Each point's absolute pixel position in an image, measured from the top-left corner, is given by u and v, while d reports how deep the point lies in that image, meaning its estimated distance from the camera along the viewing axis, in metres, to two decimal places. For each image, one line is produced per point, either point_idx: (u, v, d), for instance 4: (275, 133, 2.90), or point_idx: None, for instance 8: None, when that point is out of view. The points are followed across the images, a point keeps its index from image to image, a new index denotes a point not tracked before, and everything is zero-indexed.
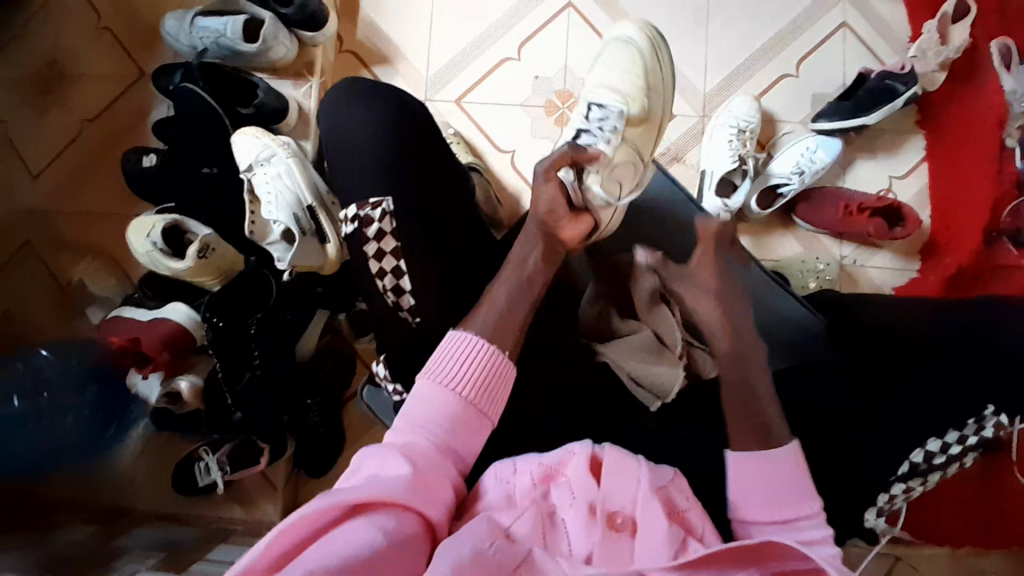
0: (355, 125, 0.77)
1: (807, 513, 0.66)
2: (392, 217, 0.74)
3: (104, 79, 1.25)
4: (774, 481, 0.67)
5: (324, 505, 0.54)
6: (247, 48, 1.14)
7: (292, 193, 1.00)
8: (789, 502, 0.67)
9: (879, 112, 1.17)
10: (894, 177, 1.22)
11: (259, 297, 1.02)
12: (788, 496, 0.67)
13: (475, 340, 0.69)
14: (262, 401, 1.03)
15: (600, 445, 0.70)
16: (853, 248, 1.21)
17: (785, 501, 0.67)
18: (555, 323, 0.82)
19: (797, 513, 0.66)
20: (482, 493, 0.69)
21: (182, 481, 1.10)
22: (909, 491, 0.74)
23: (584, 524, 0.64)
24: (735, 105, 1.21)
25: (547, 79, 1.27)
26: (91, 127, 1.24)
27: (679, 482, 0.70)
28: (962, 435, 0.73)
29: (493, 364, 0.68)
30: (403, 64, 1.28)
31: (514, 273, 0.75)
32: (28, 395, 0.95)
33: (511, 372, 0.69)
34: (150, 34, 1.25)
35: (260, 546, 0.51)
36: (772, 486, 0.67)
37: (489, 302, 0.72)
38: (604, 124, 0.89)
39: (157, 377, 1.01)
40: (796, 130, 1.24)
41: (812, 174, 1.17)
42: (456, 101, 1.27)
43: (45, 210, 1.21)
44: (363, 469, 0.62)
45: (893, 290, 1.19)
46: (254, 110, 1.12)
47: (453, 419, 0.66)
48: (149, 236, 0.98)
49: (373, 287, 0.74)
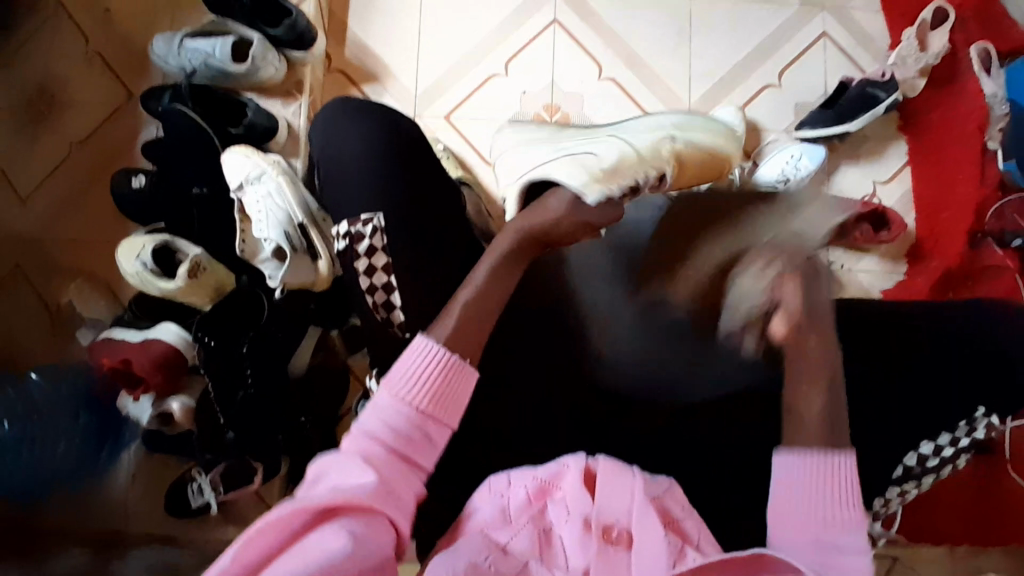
0: (346, 142, 0.77)
1: (851, 524, 0.66)
2: (383, 233, 0.74)
3: (94, 102, 1.25)
4: (824, 489, 0.67)
5: (289, 514, 0.57)
6: (236, 68, 1.15)
7: (283, 211, 1.00)
8: (835, 509, 0.66)
9: (860, 120, 1.19)
10: (877, 182, 1.24)
11: (251, 315, 1.02)
12: (835, 508, 0.66)
13: (432, 346, 0.67)
14: (253, 421, 1.01)
15: (594, 457, 0.71)
16: (842, 252, 1.22)
17: (827, 509, 0.66)
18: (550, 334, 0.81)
19: (845, 523, 0.65)
20: (476, 509, 0.69)
21: (175, 502, 1.07)
22: (903, 494, 0.75)
23: (579, 539, 0.65)
24: (722, 114, 1.23)
25: (535, 94, 1.29)
26: (82, 151, 1.24)
27: (675, 492, 0.71)
28: (955, 437, 0.74)
29: (449, 372, 0.67)
30: (393, 82, 1.30)
31: (492, 273, 0.72)
32: (20, 420, 0.96)
33: (468, 379, 0.68)
34: (139, 58, 1.26)
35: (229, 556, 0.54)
36: (827, 496, 0.66)
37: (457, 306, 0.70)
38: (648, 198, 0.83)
39: (147, 399, 1.00)
40: (781, 139, 1.26)
41: (797, 181, 1.19)
42: (445, 117, 1.29)
43: (35, 236, 1.21)
44: (325, 478, 0.62)
45: (882, 293, 1.21)
46: (244, 129, 1.13)
47: (410, 427, 0.65)
48: (140, 256, 0.97)
49: (365, 303, 0.75)
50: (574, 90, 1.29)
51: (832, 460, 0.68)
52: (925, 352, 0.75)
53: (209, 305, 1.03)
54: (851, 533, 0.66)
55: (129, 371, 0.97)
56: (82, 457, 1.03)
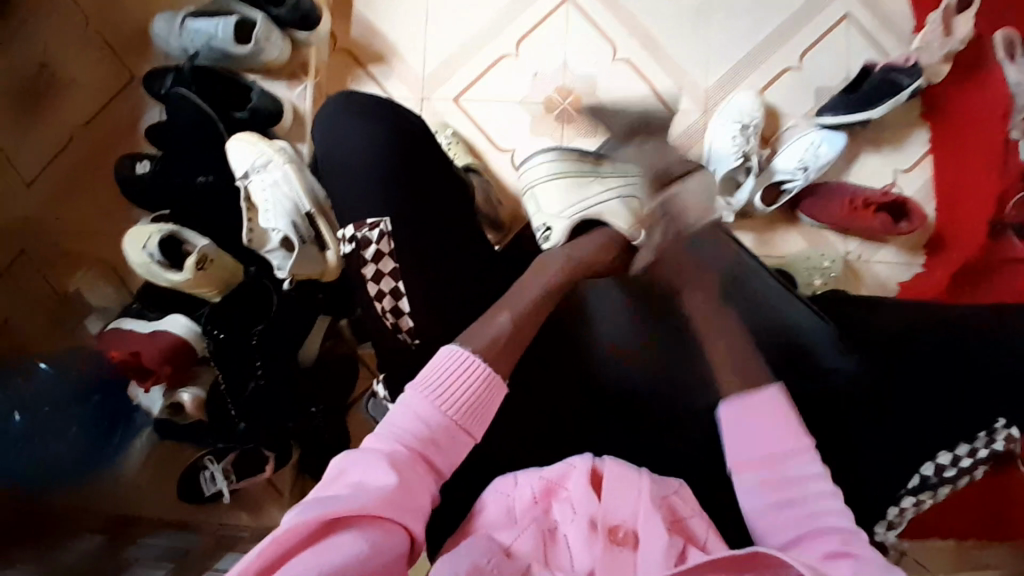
0: (351, 138, 0.76)
1: (795, 450, 0.66)
2: (391, 238, 0.73)
3: (96, 82, 1.23)
4: (761, 424, 0.67)
5: (316, 518, 0.53)
6: (239, 49, 1.12)
7: (290, 201, 0.98)
8: (777, 439, 0.66)
9: (884, 106, 1.15)
10: (899, 170, 1.21)
11: (260, 307, 1.03)
12: (775, 437, 0.67)
13: (468, 356, 0.63)
14: (262, 412, 1.02)
15: (600, 458, 0.71)
16: (857, 244, 1.20)
17: (770, 441, 0.67)
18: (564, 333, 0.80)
19: (784, 449, 0.66)
20: (483, 507, 0.70)
21: (188, 490, 1.09)
22: (919, 504, 0.72)
23: (584, 538, 0.65)
24: (738, 100, 1.20)
25: (547, 76, 1.25)
26: (86, 133, 1.22)
27: (684, 492, 0.71)
28: (973, 448, 0.72)
29: (484, 388, 0.63)
30: (400, 63, 1.26)
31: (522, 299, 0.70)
32: (28, 409, 0.96)
33: (500, 394, 0.64)
34: (140, 36, 1.23)
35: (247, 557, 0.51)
36: (762, 429, 0.67)
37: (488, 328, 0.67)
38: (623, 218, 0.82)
39: (158, 390, 1.01)
40: (800, 125, 1.23)
41: (817, 169, 1.16)
42: (454, 100, 1.25)
43: (42, 217, 1.20)
44: (347, 476, 0.58)
45: (898, 288, 1.18)
46: (249, 114, 1.11)
47: (437, 436, 0.61)
48: (146, 246, 0.96)
49: (374, 309, 0.73)
50: (587, 72, 1.25)
51: (750, 398, 0.68)
52: (938, 360, 0.74)
53: (217, 296, 1.01)
54: (802, 461, 0.66)
55: (139, 364, 0.97)
56: (95, 441, 1.03)
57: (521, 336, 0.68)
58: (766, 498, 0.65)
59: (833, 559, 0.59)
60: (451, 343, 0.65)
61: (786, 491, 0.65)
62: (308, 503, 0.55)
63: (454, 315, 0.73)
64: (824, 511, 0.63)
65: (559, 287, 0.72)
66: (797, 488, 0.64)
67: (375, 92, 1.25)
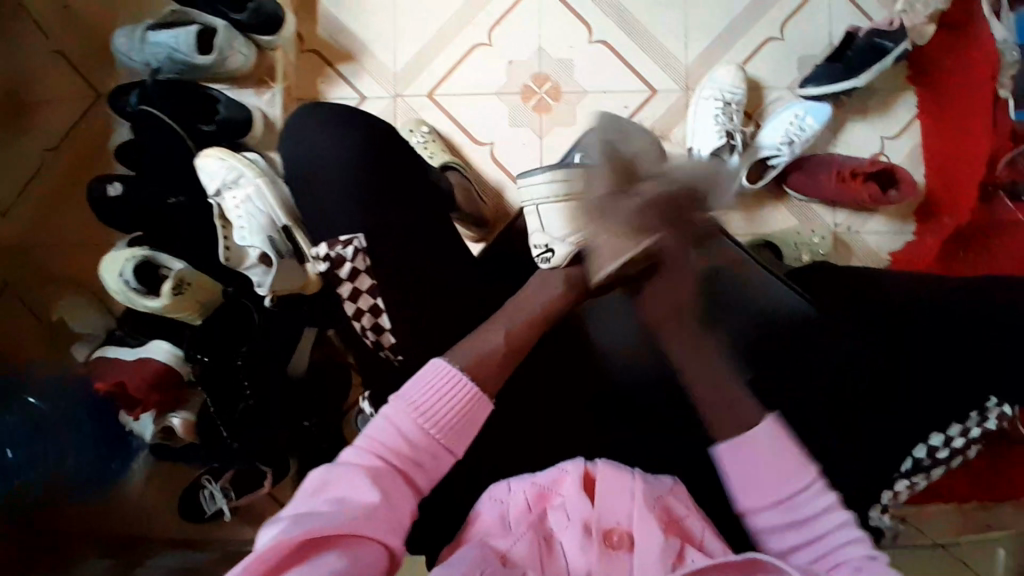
0: (316, 154, 0.73)
1: (802, 487, 0.61)
2: (365, 255, 0.70)
3: (60, 103, 1.19)
4: (764, 467, 0.62)
5: (299, 536, 0.51)
6: (202, 60, 1.08)
7: (264, 215, 0.96)
8: (784, 478, 0.61)
9: (869, 74, 1.12)
10: (885, 138, 1.18)
11: (244, 327, 1.02)
12: (781, 475, 0.61)
13: (450, 368, 0.62)
14: (256, 430, 1.02)
15: (594, 459, 0.65)
16: (845, 215, 1.18)
17: (775, 481, 0.61)
18: None
19: (793, 489, 0.61)
20: (476, 516, 0.64)
21: (189, 510, 1.09)
22: (913, 486, 0.73)
23: (579, 544, 0.60)
24: (720, 75, 1.17)
25: (522, 63, 1.21)
26: (54, 156, 1.19)
27: (679, 490, 0.65)
28: (965, 428, 0.73)
29: (469, 405, 0.62)
30: (370, 60, 1.22)
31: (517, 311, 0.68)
32: (21, 445, 0.94)
33: (485, 409, 0.63)
34: (104, 53, 1.19)
35: None
36: (766, 469, 0.61)
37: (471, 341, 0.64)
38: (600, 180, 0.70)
39: (148, 417, 1.00)
40: (784, 97, 1.20)
41: (802, 142, 1.13)
42: (428, 95, 1.22)
43: (18, 246, 1.18)
44: (326, 490, 0.56)
45: (889, 255, 1.17)
46: (217, 126, 1.09)
47: (418, 450, 0.59)
48: (121, 274, 0.95)
49: (355, 328, 0.71)
50: (563, 56, 1.21)
51: (749, 442, 0.62)
52: (933, 336, 0.72)
53: (199, 319, 1.02)
54: (812, 494, 0.61)
55: (126, 393, 0.97)
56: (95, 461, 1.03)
57: (513, 357, 0.65)
58: (782, 537, 0.61)
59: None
60: (436, 356, 0.64)
61: (799, 529, 0.61)
62: (289, 520, 0.53)
63: (436, 329, 0.71)
64: (841, 544, 0.60)
65: (565, 298, 0.70)
66: (809, 523, 0.61)
67: (346, 93, 1.22)
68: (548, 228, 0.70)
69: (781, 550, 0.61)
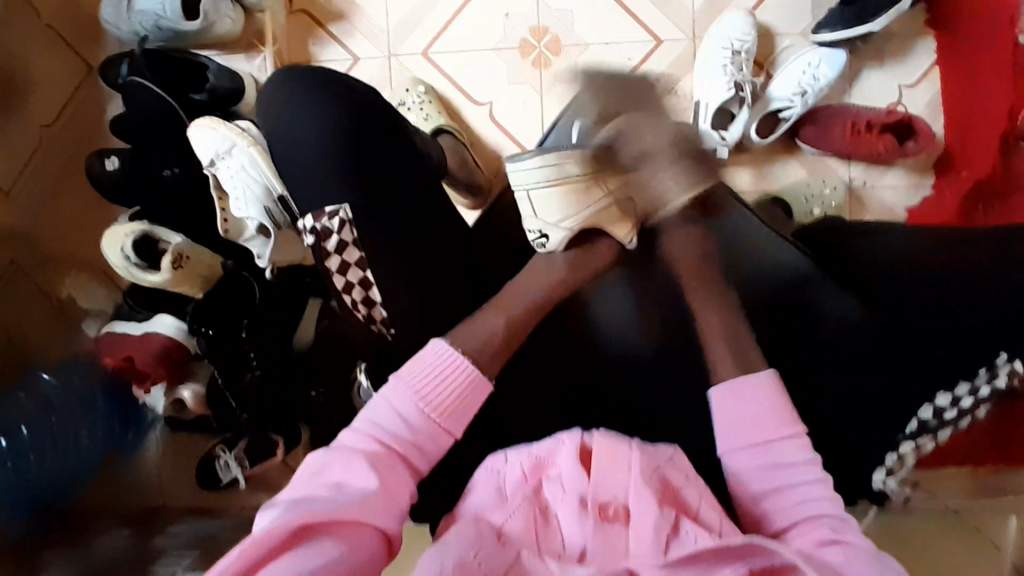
0: (299, 126, 0.70)
1: (784, 435, 0.61)
2: (352, 227, 0.68)
3: (52, 79, 1.19)
4: (752, 411, 0.62)
5: (297, 521, 0.51)
6: (189, 26, 1.07)
7: (259, 184, 0.94)
8: (768, 423, 0.61)
9: (885, 16, 1.04)
10: (903, 86, 1.13)
11: (246, 300, 1.05)
12: (766, 421, 0.62)
13: (456, 355, 0.61)
14: (264, 400, 1.03)
15: (590, 432, 0.62)
16: (862, 169, 1.13)
17: (758, 425, 0.61)
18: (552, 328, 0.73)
19: (771, 435, 0.61)
20: (471, 490, 0.62)
21: (206, 477, 1.12)
22: (919, 448, 0.70)
23: (574, 518, 0.57)
24: (730, 23, 1.11)
25: (519, 15, 1.16)
26: (52, 133, 1.19)
27: (679, 460, 0.63)
28: (974, 387, 0.68)
29: (470, 388, 0.61)
30: (362, 18, 1.18)
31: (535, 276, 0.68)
32: (37, 422, 0.97)
33: (484, 391, 0.62)
34: (93, 25, 1.18)
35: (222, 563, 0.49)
36: (754, 416, 0.62)
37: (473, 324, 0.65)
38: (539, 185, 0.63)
39: (159, 389, 1.05)
40: (797, 43, 1.13)
41: (816, 93, 1.08)
42: (422, 54, 1.18)
43: (22, 227, 1.20)
44: (325, 474, 0.56)
45: (906, 212, 1.13)
46: (207, 95, 1.07)
47: (419, 436, 0.59)
48: (123, 250, 0.97)
49: (347, 301, 0.72)
50: (563, 6, 1.15)
51: (743, 382, 0.64)
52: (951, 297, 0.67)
53: (201, 294, 1.04)
54: (790, 445, 0.60)
55: (134, 367, 1.02)
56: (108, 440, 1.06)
57: (514, 339, 0.66)
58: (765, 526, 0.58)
59: (825, 544, 0.54)
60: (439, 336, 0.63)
61: (775, 478, 0.60)
62: (287, 507, 0.53)
63: (428, 303, 0.70)
64: (813, 497, 0.58)
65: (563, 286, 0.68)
66: (785, 472, 0.60)
67: (338, 53, 1.18)
68: (540, 213, 0.65)
69: (758, 496, 0.60)
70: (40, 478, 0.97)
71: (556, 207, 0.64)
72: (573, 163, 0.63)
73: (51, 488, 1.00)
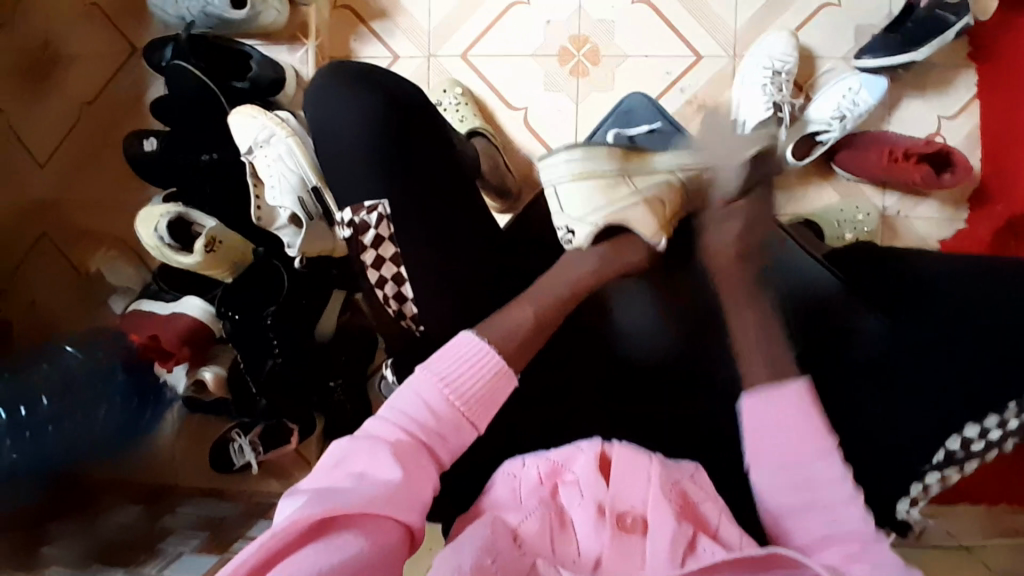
0: (339, 120, 0.70)
1: (813, 452, 0.59)
2: (390, 222, 0.69)
3: (97, 59, 1.21)
4: (784, 420, 0.60)
5: (320, 513, 0.50)
6: (235, 15, 1.07)
7: (295, 175, 0.95)
8: (803, 440, 0.60)
9: (929, 47, 1.04)
10: (943, 117, 1.11)
11: (270, 289, 1.02)
12: (801, 435, 0.60)
13: (484, 347, 0.61)
14: (285, 389, 1.03)
15: (610, 440, 0.62)
16: (896, 197, 1.12)
17: (789, 443, 0.60)
18: (577, 336, 0.74)
19: (804, 452, 0.59)
20: (490, 489, 0.61)
21: (218, 460, 1.13)
22: (944, 479, 0.65)
23: (591, 524, 0.56)
24: (771, 42, 1.11)
25: (560, 23, 1.16)
26: (90, 112, 1.21)
27: (700, 476, 0.62)
28: (1003, 420, 0.64)
29: (496, 381, 0.61)
30: (404, 17, 1.19)
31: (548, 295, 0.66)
32: (57, 396, 0.95)
33: (511, 384, 0.62)
34: (139, 7, 1.19)
35: (246, 551, 0.49)
36: (788, 433, 0.60)
37: (504, 322, 0.63)
38: (569, 164, 0.67)
39: (182, 369, 1.07)
40: (838, 68, 1.13)
41: (854, 118, 1.07)
42: (461, 56, 1.18)
43: (55, 200, 1.22)
44: (347, 465, 0.55)
45: (939, 244, 1.11)
46: (249, 84, 1.08)
47: (443, 425, 0.58)
48: (157, 230, 0.97)
49: (377, 297, 0.71)
50: (604, 17, 1.16)
51: (777, 391, 0.61)
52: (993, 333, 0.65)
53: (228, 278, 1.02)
54: (823, 462, 0.59)
55: (158, 347, 1.02)
56: (126, 419, 1.03)
57: (541, 334, 0.64)
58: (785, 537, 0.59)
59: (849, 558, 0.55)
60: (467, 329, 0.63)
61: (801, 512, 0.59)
62: (310, 497, 0.52)
63: (459, 303, 0.70)
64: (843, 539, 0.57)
65: (592, 279, 0.66)
66: (815, 491, 0.59)
67: (378, 51, 1.19)
68: (566, 209, 0.68)
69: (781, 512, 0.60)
70: (60, 453, 0.95)
71: (580, 202, 0.66)
72: (602, 159, 0.67)
73: (66, 459, 0.97)
